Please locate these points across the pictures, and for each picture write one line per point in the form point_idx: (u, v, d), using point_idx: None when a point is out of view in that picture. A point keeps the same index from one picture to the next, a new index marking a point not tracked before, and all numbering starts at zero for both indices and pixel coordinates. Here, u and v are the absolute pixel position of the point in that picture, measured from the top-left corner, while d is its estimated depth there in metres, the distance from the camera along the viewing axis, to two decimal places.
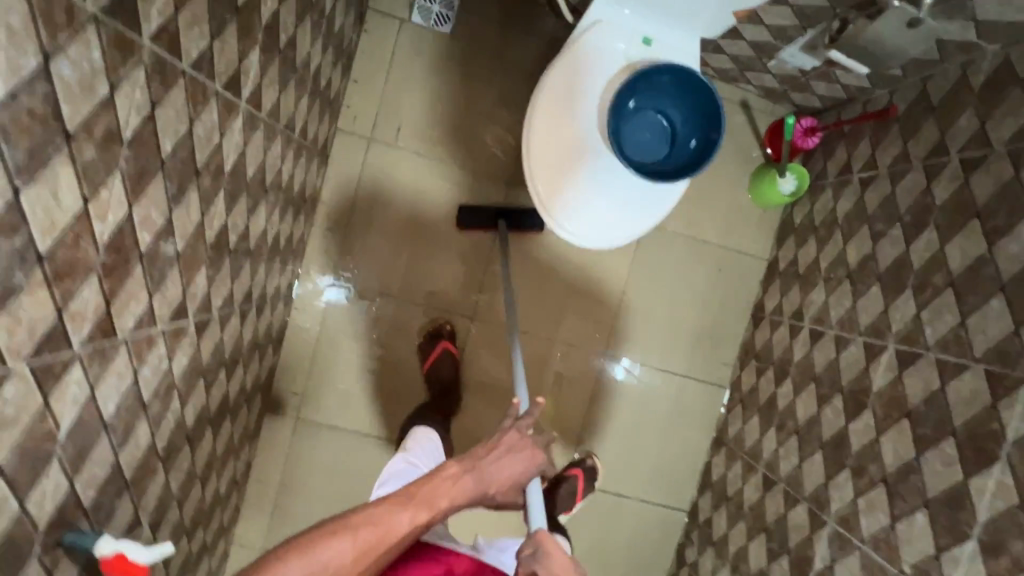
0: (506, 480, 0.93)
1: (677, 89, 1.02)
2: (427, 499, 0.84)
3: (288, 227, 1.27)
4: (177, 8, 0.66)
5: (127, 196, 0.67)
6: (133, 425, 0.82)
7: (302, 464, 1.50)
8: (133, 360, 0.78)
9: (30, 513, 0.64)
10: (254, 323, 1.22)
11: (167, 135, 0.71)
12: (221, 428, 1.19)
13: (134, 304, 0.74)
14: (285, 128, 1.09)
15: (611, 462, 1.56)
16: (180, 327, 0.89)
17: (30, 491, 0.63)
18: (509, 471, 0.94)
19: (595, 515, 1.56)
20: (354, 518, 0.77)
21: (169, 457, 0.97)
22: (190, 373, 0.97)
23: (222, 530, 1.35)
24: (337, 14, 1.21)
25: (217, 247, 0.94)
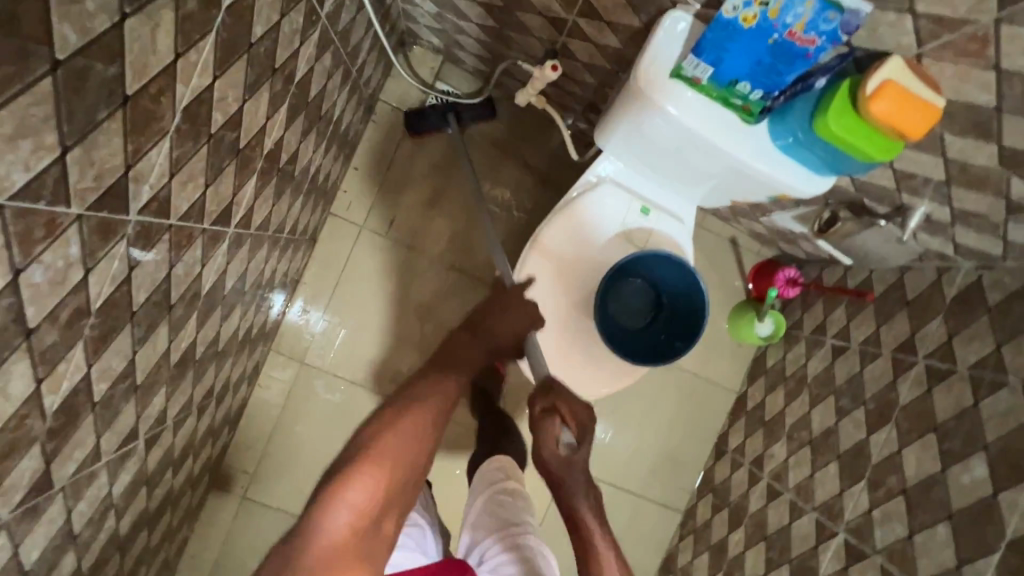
0: (508, 332, 0.91)
1: (675, 276, 1.03)
2: (457, 364, 0.80)
3: (262, 314, 1.24)
4: (172, 174, 0.65)
5: (86, 360, 0.64)
6: (59, 560, 0.77)
7: (240, 546, 1.43)
8: (68, 501, 0.74)
9: None
10: (212, 412, 1.18)
11: (142, 288, 0.69)
12: (159, 521, 1.13)
13: (78, 451, 0.71)
14: (274, 233, 1.08)
15: None
16: (127, 450, 0.85)
17: None
18: (505, 335, 0.90)
19: None
20: (413, 393, 0.72)
21: (95, 571, 0.92)
22: (132, 486, 0.93)
23: None
24: (346, 114, 1.21)
25: (181, 363, 0.91)
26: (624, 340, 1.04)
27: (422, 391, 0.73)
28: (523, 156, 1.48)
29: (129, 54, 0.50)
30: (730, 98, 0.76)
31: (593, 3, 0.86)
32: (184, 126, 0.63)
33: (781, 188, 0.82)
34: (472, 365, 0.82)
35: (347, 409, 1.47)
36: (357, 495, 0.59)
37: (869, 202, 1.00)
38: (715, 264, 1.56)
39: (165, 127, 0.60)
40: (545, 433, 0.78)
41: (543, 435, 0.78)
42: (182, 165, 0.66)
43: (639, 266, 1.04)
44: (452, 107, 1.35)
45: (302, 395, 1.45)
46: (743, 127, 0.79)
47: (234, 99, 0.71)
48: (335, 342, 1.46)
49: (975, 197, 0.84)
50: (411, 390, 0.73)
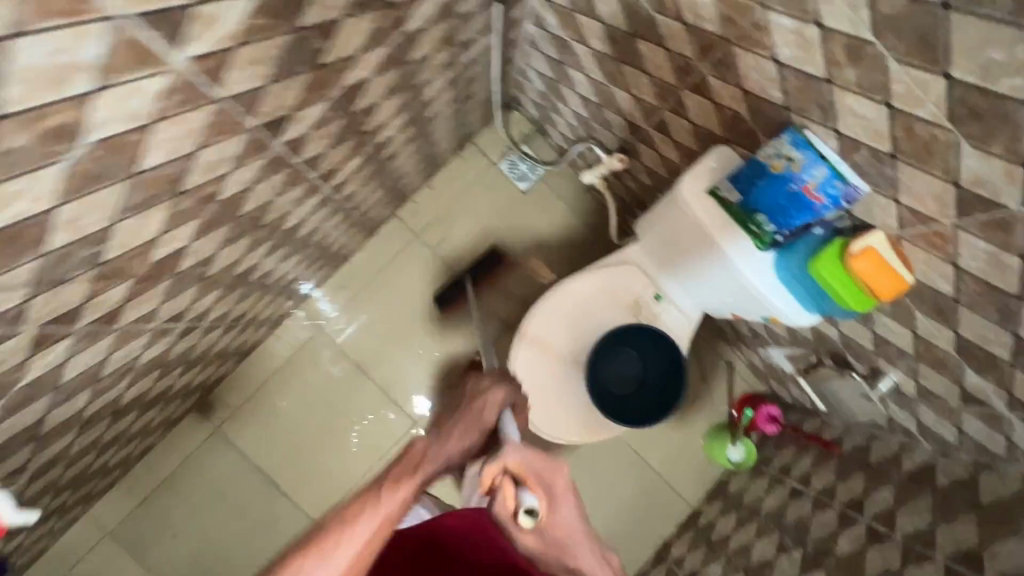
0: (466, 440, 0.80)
1: (665, 360, 1.17)
2: (398, 473, 0.71)
3: (308, 273, 1.40)
4: (314, 127, 0.85)
5: (193, 233, 0.81)
6: (79, 390, 0.90)
7: (196, 471, 1.51)
8: (115, 344, 0.88)
9: None
10: (232, 336, 1.31)
11: (251, 200, 0.87)
12: (147, 411, 1.24)
13: (145, 305, 0.86)
14: (350, 208, 1.27)
15: None
16: (168, 328, 0.99)
17: None
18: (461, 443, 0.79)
19: None
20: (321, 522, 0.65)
21: (88, 423, 1.03)
22: (152, 363, 1.06)
23: (86, 497, 1.34)
24: (443, 141, 1.43)
25: (238, 278, 1.07)
26: (604, 400, 1.17)
27: (331, 521, 0.65)
28: (572, 227, 1.67)
29: (334, 39, 0.71)
30: (748, 223, 0.93)
31: (666, 121, 1.07)
32: (338, 99, 0.84)
33: (773, 310, 0.97)
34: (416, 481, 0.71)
35: (340, 385, 1.58)
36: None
37: (850, 358, 1.12)
38: (708, 380, 1.66)
39: (328, 93, 0.80)
40: (502, 507, 0.67)
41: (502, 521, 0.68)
42: (322, 124, 0.86)
43: (637, 341, 1.18)
44: (471, 271, 1.60)
45: (306, 357, 1.58)
46: (754, 250, 0.94)
47: (375, 94, 0.93)
48: (352, 321, 1.60)
49: (937, 376, 0.96)
50: (329, 516, 0.65)
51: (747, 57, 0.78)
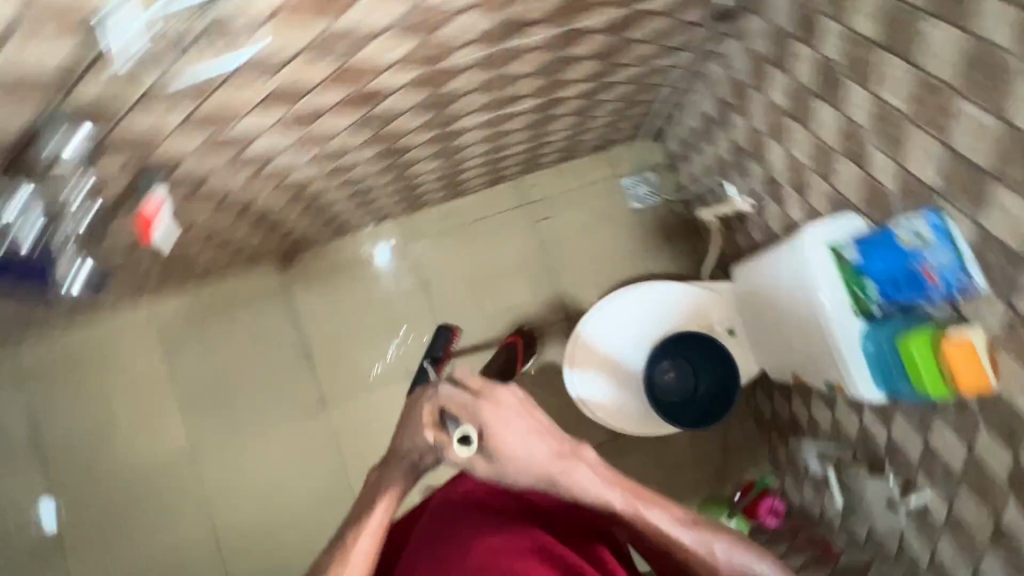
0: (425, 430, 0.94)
1: (717, 378, 1.31)
2: (371, 497, 1.00)
3: (431, 187, 1.55)
4: (533, 47, 0.99)
5: (408, 82, 0.96)
6: (248, 169, 1.05)
7: (253, 309, 1.65)
8: (297, 143, 1.03)
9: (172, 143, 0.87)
10: (349, 206, 1.45)
11: (455, 83, 1.02)
12: (255, 230, 1.38)
13: (336, 123, 1.01)
14: (497, 146, 1.41)
15: None
16: (329, 159, 1.14)
17: (188, 132, 0.86)
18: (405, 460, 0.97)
19: None
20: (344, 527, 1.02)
21: (225, 206, 1.18)
22: (296, 185, 1.21)
23: (165, 280, 1.49)
24: (591, 133, 1.58)
25: (395, 150, 1.22)
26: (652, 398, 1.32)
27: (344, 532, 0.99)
28: (663, 259, 1.76)
29: None
30: (854, 285, 0.98)
31: (808, 182, 1.16)
32: (563, 34, 0.98)
33: (844, 374, 1.01)
34: (379, 505, 0.99)
35: (402, 298, 1.70)
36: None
37: (888, 467, 1.14)
38: (727, 453, 1.66)
39: (561, 23, 0.95)
40: (453, 446, 0.87)
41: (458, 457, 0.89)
42: (539, 49, 1.01)
43: (696, 358, 1.32)
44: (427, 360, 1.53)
45: (386, 260, 1.70)
46: (849, 313, 1.00)
47: (585, 50, 1.07)
48: (438, 249, 1.72)
49: (973, 506, 0.97)
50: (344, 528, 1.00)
51: (918, 138, 0.88)
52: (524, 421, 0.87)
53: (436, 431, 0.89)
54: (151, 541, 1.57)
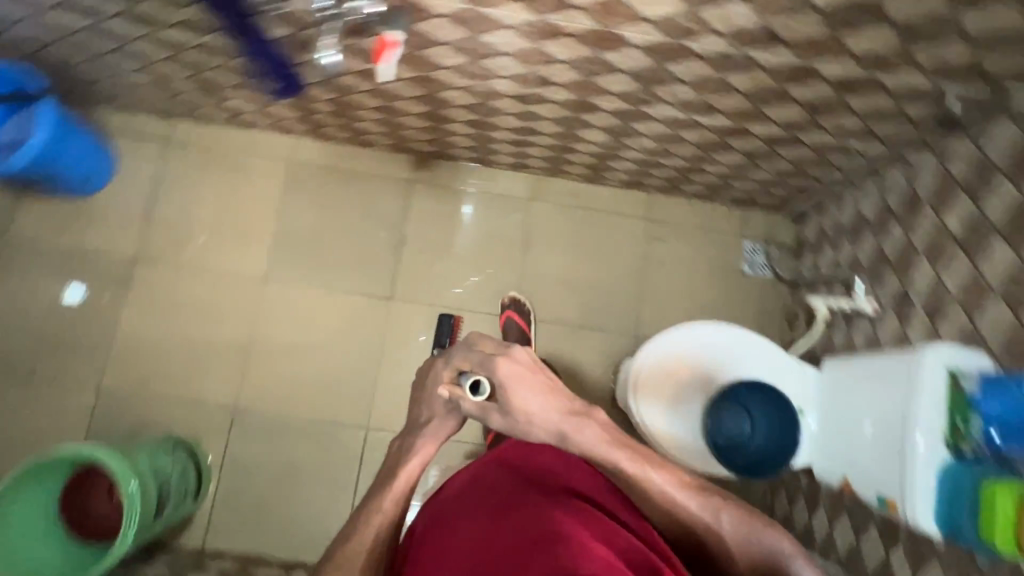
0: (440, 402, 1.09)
1: (777, 437, 1.28)
2: (388, 468, 1.07)
3: (580, 160, 1.62)
4: (762, 65, 1.05)
5: (643, 43, 1.03)
6: (466, 55, 1.15)
7: (373, 188, 1.76)
8: (518, 52, 1.12)
9: None
10: (507, 139, 1.54)
11: (676, 66, 1.09)
12: (423, 118, 1.49)
13: (560, 51, 1.10)
14: (661, 151, 1.47)
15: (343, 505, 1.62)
16: (529, 83, 1.23)
17: None
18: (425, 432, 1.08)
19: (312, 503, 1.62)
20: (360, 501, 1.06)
21: (421, 81, 1.28)
22: (485, 93, 1.30)
23: (325, 124, 1.62)
24: (743, 183, 1.61)
25: (582, 106, 1.30)
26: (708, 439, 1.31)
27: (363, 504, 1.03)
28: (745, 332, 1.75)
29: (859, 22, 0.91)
30: (957, 414, 0.97)
31: (944, 311, 1.15)
32: (795, 65, 1.04)
33: (907, 497, 0.99)
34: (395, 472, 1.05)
35: (500, 242, 1.77)
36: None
37: None
38: None
39: (801, 52, 1.00)
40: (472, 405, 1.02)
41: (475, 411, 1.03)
42: (766, 70, 1.06)
43: (759, 413, 1.29)
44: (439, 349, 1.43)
45: (503, 205, 1.78)
46: (938, 438, 0.98)
47: (800, 93, 1.12)
48: (552, 219, 1.79)
49: None
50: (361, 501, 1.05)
51: None
52: (534, 378, 1.01)
53: (451, 388, 1.04)
54: (183, 348, 1.66)
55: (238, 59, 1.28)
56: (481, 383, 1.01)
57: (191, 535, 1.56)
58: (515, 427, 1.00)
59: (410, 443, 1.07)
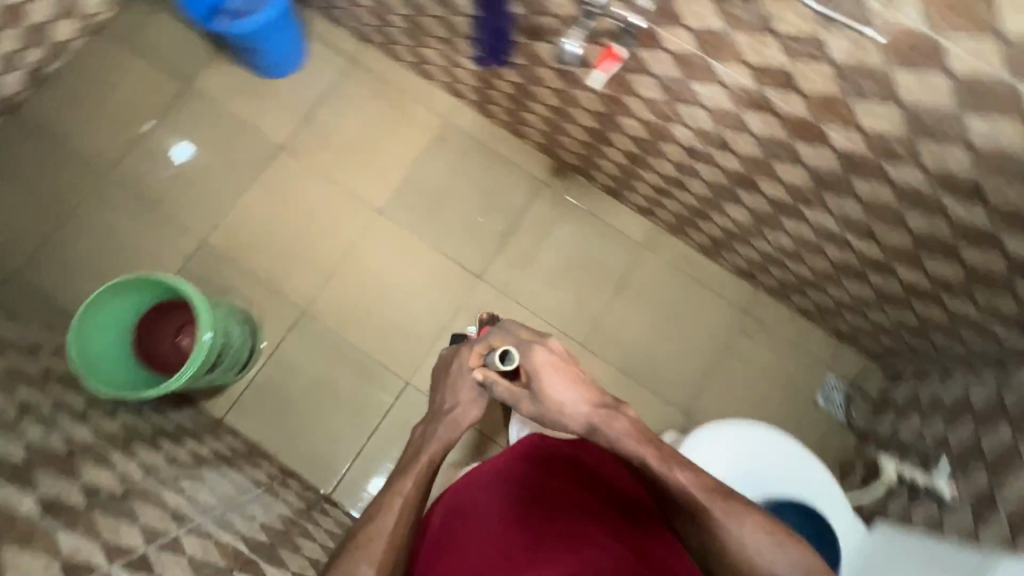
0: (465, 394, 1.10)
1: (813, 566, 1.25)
2: (412, 461, 1.07)
3: (708, 229, 1.63)
4: (950, 214, 1.04)
5: (843, 151, 1.05)
6: (664, 97, 1.20)
7: (506, 175, 1.83)
8: (715, 112, 1.15)
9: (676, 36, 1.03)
10: (651, 182, 1.58)
11: (861, 183, 1.10)
12: (586, 133, 1.55)
13: (757, 127, 1.12)
14: (793, 254, 1.47)
15: (354, 442, 1.67)
16: (707, 143, 1.26)
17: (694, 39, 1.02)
18: (449, 424, 1.10)
19: (329, 428, 1.67)
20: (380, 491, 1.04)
21: (607, 101, 1.34)
22: (660, 136, 1.34)
23: (494, 102, 1.71)
24: (856, 317, 1.58)
25: (744, 183, 1.32)
26: None
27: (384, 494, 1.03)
28: None
29: None
30: None
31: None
32: (983, 227, 1.03)
33: None
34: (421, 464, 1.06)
35: (596, 272, 1.80)
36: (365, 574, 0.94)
37: None
38: None
39: (997, 219, 0.99)
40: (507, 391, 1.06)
41: (508, 392, 1.07)
42: (950, 220, 1.06)
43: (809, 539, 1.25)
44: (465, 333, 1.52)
45: (615, 240, 1.81)
46: None
47: (972, 256, 1.10)
48: (654, 271, 1.80)
49: None
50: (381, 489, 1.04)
51: None
52: (567, 371, 1.05)
53: (483, 369, 1.07)
54: (282, 241, 1.76)
55: (467, 16, 1.35)
56: (508, 350, 1.03)
57: (220, 404, 1.65)
58: (545, 415, 1.04)
59: (432, 429, 1.09)
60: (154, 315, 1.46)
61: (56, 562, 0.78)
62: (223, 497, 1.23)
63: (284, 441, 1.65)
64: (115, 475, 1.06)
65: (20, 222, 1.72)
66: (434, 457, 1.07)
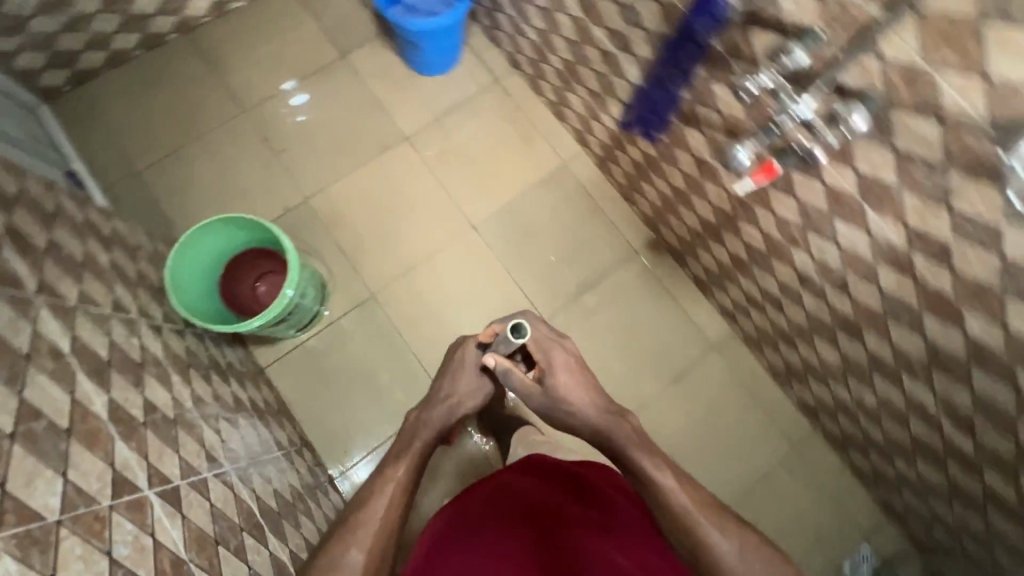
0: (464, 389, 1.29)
1: None
2: (404, 449, 1.22)
3: (787, 353, 1.58)
4: None
5: (974, 341, 1.00)
6: (801, 221, 1.18)
7: (604, 233, 1.84)
8: (849, 254, 1.13)
9: (841, 175, 1.01)
10: (748, 289, 1.55)
11: (981, 379, 1.04)
12: (700, 223, 1.54)
13: (888, 285, 1.09)
14: (871, 412, 1.40)
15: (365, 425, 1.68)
16: (827, 278, 1.23)
17: (858, 184, 1.00)
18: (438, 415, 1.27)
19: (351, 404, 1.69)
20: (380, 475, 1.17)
21: (737, 203, 1.34)
22: (778, 253, 1.32)
23: (617, 163, 1.74)
24: (913, 498, 1.48)
25: (848, 328, 1.28)
26: None
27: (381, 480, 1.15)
28: None
29: None
30: None
31: None
32: None
33: None
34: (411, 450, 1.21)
35: (657, 353, 1.77)
36: (356, 556, 1.03)
37: None
38: None
39: None
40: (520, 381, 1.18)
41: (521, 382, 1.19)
42: None
43: None
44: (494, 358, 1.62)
45: (687, 330, 1.78)
46: None
47: None
48: (715, 373, 1.76)
49: None
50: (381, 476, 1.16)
51: None
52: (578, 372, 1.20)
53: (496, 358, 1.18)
54: (376, 224, 1.82)
55: (631, 82, 1.37)
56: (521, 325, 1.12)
57: (267, 354, 1.70)
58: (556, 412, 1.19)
59: (431, 416, 1.26)
60: (260, 257, 1.55)
61: (110, 467, 0.80)
62: (250, 449, 1.24)
63: (307, 403, 1.68)
64: (171, 396, 1.09)
65: (158, 127, 1.84)
66: (423, 445, 1.23)
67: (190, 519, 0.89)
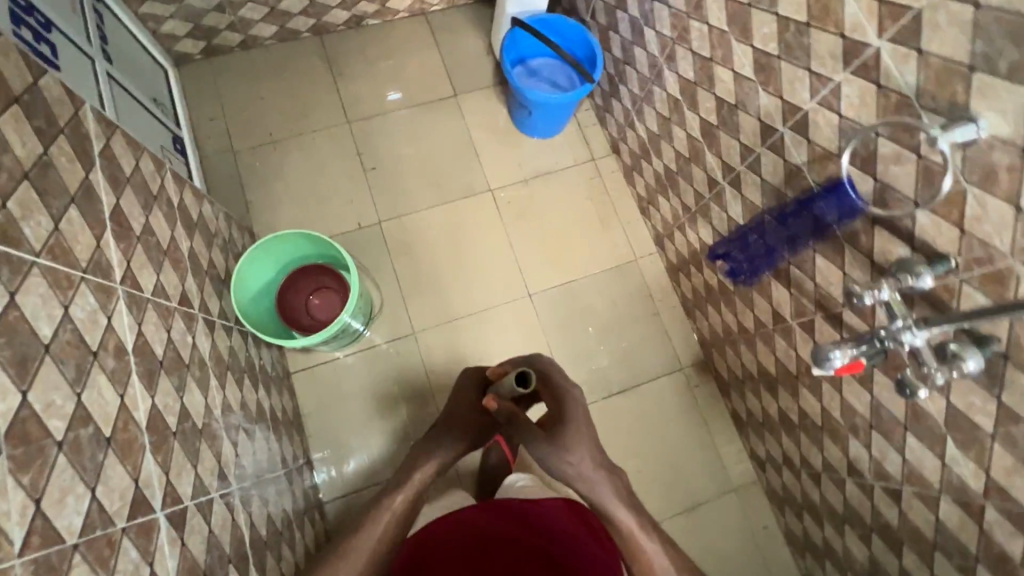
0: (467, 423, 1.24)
1: None
2: (403, 481, 1.16)
3: (808, 525, 1.50)
4: None
5: None
6: (868, 417, 1.13)
7: (655, 338, 1.81)
8: (912, 471, 1.07)
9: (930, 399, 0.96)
10: (786, 447, 1.49)
11: None
12: (756, 367, 1.50)
13: (947, 519, 1.02)
14: None
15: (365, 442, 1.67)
16: (879, 480, 1.17)
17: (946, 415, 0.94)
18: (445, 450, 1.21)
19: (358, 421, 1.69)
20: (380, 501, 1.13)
21: (803, 369, 1.29)
22: (831, 432, 1.27)
23: (689, 277, 1.71)
24: None
25: (886, 535, 1.20)
26: None
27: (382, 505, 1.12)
28: None
29: None
30: None
31: None
32: None
33: None
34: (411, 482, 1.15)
35: (672, 473, 1.71)
36: None
37: None
38: None
39: None
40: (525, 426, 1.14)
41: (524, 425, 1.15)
42: None
43: None
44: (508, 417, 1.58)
45: (710, 462, 1.72)
46: None
47: None
48: (728, 513, 1.68)
49: None
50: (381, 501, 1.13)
51: None
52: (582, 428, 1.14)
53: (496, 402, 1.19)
54: (438, 263, 1.83)
55: (730, 218, 1.35)
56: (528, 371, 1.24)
57: (298, 360, 1.72)
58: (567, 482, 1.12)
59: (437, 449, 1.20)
60: (323, 272, 1.60)
61: (134, 483, 0.81)
62: (257, 466, 1.24)
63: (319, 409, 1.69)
64: (204, 401, 1.10)
65: (266, 114, 1.92)
66: (425, 479, 1.16)
67: (188, 547, 0.89)
